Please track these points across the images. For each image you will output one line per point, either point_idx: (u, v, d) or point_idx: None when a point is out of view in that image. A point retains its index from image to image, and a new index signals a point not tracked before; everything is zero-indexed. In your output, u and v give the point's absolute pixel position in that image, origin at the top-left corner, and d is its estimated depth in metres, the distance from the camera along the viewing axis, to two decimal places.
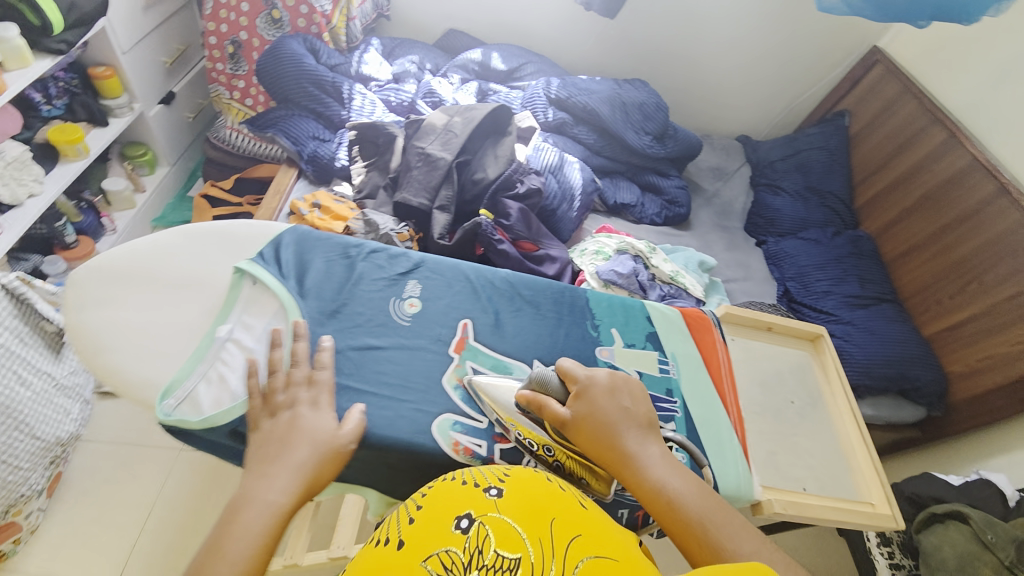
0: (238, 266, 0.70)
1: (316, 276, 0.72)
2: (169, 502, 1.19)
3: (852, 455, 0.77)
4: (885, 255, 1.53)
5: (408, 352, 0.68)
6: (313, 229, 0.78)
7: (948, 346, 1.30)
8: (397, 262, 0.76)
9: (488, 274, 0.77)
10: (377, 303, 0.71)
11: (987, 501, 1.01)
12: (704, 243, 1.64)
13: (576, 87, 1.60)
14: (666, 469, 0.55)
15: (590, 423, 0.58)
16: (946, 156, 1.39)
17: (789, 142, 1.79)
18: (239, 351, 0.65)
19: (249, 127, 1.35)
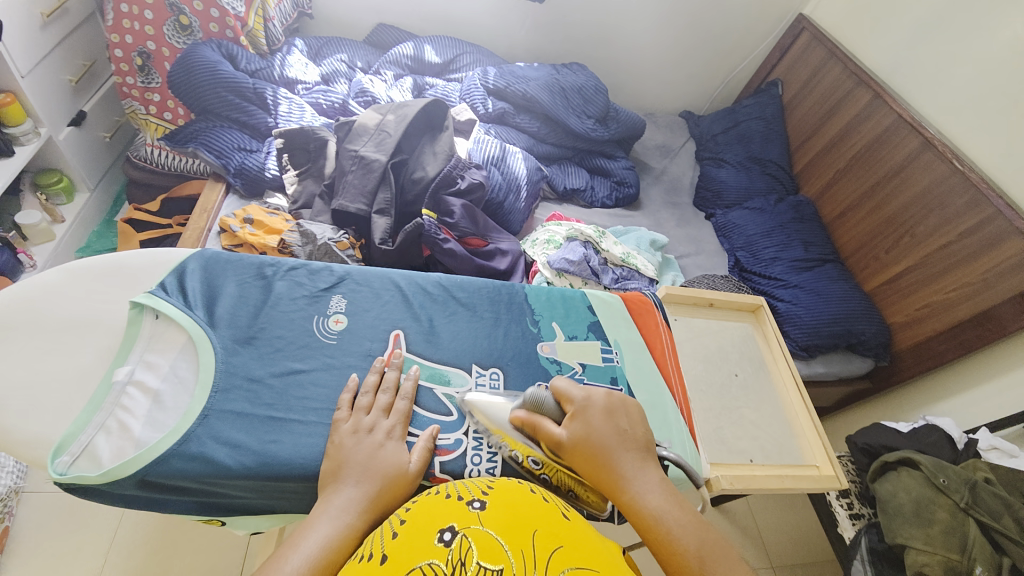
0: (134, 300, 0.63)
1: (227, 303, 0.67)
2: (127, 546, 1.12)
3: (796, 420, 0.80)
4: (825, 216, 1.58)
5: (333, 372, 0.65)
6: (222, 251, 0.73)
7: (888, 299, 1.36)
8: (319, 277, 0.73)
9: (419, 281, 0.76)
10: (299, 324, 0.68)
11: (935, 446, 1.06)
12: (656, 222, 1.65)
13: (513, 75, 1.57)
14: (662, 499, 0.54)
15: (586, 444, 0.57)
16: (871, 117, 1.45)
17: (728, 115, 1.83)
18: (143, 394, 0.59)
19: (167, 143, 1.26)
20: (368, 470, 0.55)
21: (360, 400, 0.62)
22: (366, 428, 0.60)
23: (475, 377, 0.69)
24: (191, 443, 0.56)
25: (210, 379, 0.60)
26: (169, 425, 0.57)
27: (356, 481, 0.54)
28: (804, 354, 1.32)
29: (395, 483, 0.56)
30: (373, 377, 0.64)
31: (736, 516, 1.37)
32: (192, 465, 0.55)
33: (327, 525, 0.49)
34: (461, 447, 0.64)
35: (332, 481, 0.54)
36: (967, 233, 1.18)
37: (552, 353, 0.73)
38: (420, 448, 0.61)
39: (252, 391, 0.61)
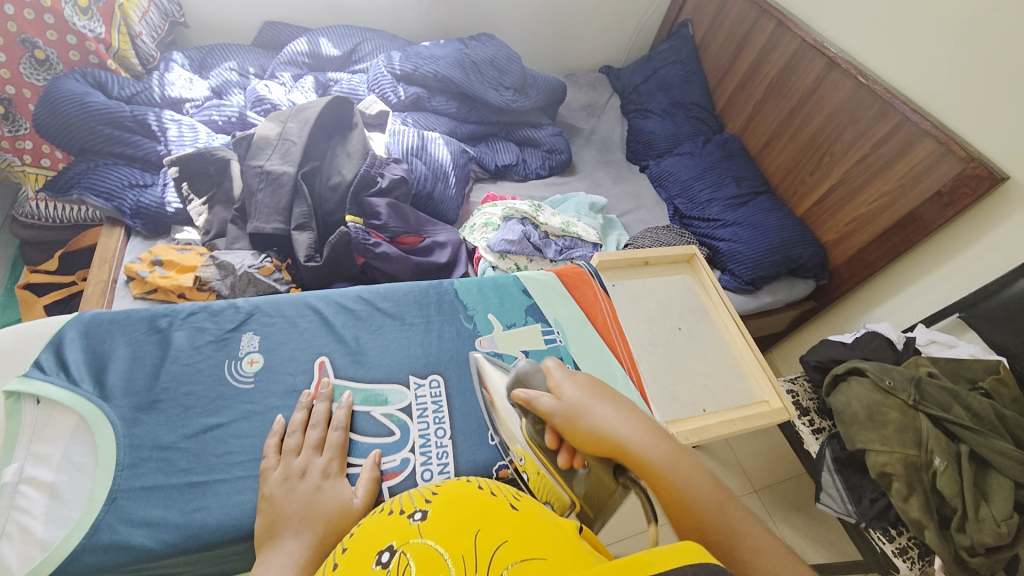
0: (7, 390, 0.57)
1: (119, 369, 0.63)
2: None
3: (740, 359, 0.82)
4: (752, 149, 1.62)
5: (258, 419, 0.62)
6: (102, 312, 0.68)
7: (820, 220, 1.40)
8: (222, 318, 0.70)
9: (339, 300, 0.74)
10: (208, 372, 0.65)
11: (877, 350, 1.12)
12: (594, 183, 1.63)
13: (420, 57, 1.48)
14: (670, 457, 0.48)
15: (576, 407, 0.55)
16: (778, 45, 1.47)
17: (646, 63, 1.83)
18: (39, 491, 0.54)
19: (47, 193, 1.11)
20: (308, 518, 0.51)
21: (289, 442, 0.59)
22: (298, 472, 0.56)
23: (414, 390, 0.68)
24: (101, 532, 0.52)
25: (112, 458, 0.56)
26: (73, 517, 0.53)
27: (295, 534, 0.50)
28: (751, 287, 1.37)
29: (340, 524, 0.52)
30: (300, 414, 0.61)
31: (714, 451, 1.44)
32: (109, 555, 0.51)
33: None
34: (409, 466, 0.62)
35: (270, 540, 0.50)
36: (879, 143, 1.22)
37: (490, 347, 0.73)
38: (365, 480, 0.58)
39: (164, 461, 0.58)
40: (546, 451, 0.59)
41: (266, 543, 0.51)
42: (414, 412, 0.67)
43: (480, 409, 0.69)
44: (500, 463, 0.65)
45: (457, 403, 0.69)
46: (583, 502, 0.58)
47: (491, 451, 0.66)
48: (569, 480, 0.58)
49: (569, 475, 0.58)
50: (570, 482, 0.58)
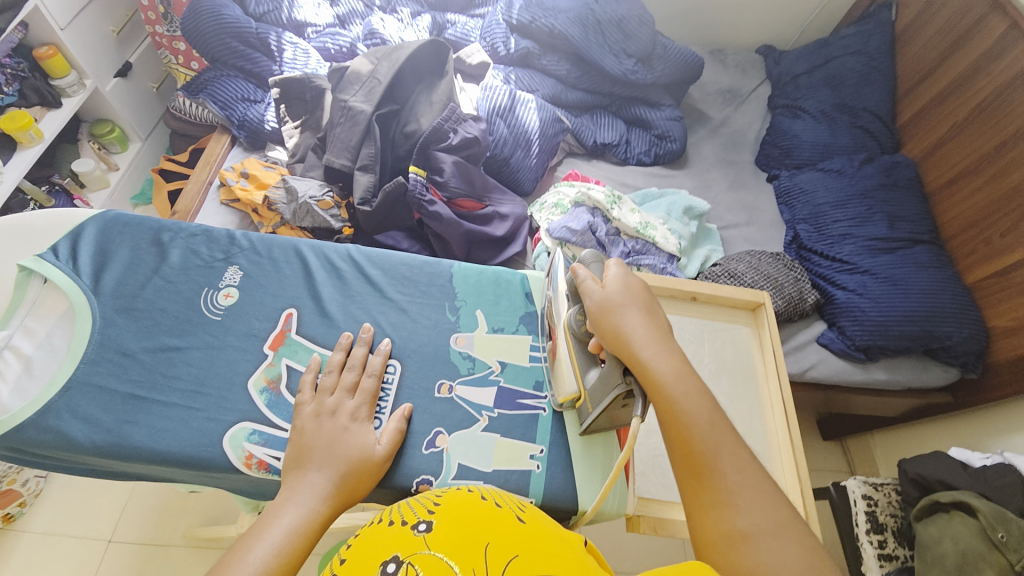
0: (20, 264, 0.57)
1: (116, 271, 0.58)
2: (138, 512, 1.17)
3: (777, 453, 0.67)
4: (928, 184, 1.25)
5: (212, 353, 0.55)
6: (125, 211, 0.64)
7: (993, 297, 1.06)
8: (217, 244, 0.62)
9: (329, 252, 0.64)
10: (185, 295, 0.58)
11: (1003, 491, 0.82)
12: (703, 183, 1.41)
13: (541, 8, 1.36)
14: (676, 368, 0.47)
15: (603, 305, 0.52)
16: (1008, 53, 1.10)
17: (817, 49, 1.49)
18: (17, 362, 0.53)
19: (184, 93, 1.27)
20: (331, 454, 0.49)
21: (324, 380, 0.54)
22: (330, 410, 0.52)
23: None
24: (48, 416, 0.50)
25: (81, 350, 0.53)
26: (34, 394, 0.52)
27: (319, 467, 0.48)
28: (861, 355, 1.10)
29: (361, 469, 0.49)
30: (338, 354, 0.56)
31: None
32: (44, 439, 0.49)
33: (292, 513, 0.44)
34: None
35: (294, 468, 0.48)
36: None
37: (466, 348, 0.61)
38: (390, 429, 0.53)
39: (120, 366, 0.53)
40: (579, 340, 0.55)
41: (290, 472, 0.48)
42: None
43: (450, 411, 0.57)
44: (423, 477, 0.53)
45: (407, 399, 0.57)
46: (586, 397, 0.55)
47: (422, 463, 0.54)
48: (585, 371, 0.54)
49: (589, 365, 0.54)
50: (585, 371, 0.54)
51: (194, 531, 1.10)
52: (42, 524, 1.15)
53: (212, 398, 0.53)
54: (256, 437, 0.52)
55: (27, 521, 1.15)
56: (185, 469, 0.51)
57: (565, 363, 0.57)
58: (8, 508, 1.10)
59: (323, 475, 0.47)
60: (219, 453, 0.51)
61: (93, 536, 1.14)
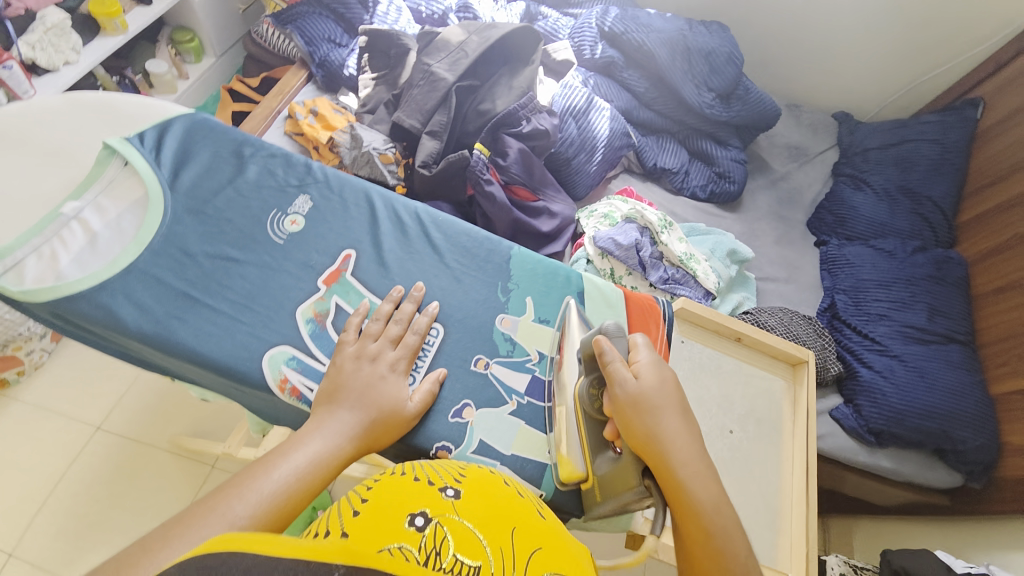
0: (107, 142, 0.58)
1: (194, 172, 0.59)
2: (130, 410, 1.18)
3: (788, 510, 0.67)
4: (974, 287, 1.22)
5: (267, 274, 0.56)
6: (213, 117, 0.65)
7: (1014, 414, 1.04)
8: (294, 171, 0.62)
9: (398, 206, 0.64)
10: (253, 212, 0.59)
11: None
12: (751, 232, 1.40)
13: (636, 22, 1.36)
14: (715, 494, 0.46)
15: (641, 398, 0.50)
16: None
17: (896, 128, 1.46)
18: (83, 233, 0.54)
19: (272, 21, 1.29)
20: (365, 398, 0.49)
21: (370, 326, 0.54)
22: (370, 356, 0.52)
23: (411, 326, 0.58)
24: (103, 293, 0.51)
25: (146, 239, 0.54)
26: (94, 268, 0.52)
27: (350, 407, 0.49)
28: (871, 439, 1.09)
29: (389, 420, 0.50)
30: (388, 305, 0.56)
31: None
32: (96, 313, 0.50)
33: (319, 443, 0.46)
34: None
35: (327, 402, 0.49)
36: None
37: (510, 330, 0.61)
38: (424, 390, 0.54)
39: (179, 263, 0.54)
40: (591, 417, 0.54)
41: (319, 405, 0.50)
42: None
43: (478, 388, 0.58)
44: (442, 444, 0.54)
45: (442, 365, 0.57)
46: (594, 483, 0.53)
47: (445, 429, 0.54)
48: (596, 455, 0.53)
49: (600, 449, 0.53)
50: (595, 456, 0.53)
51: (180, 442, 1.12)
52: (38, 397, 1.17)
53: (259, 316, 0.54)
54: (294, 363, 0.52)
55: (24, 390, 1.17)
56: (220, 378, 0.52)
57: (572, 439, 0.55)
58: (6, 374, 1.12)
59: (354, 417, 0.48)
60: (255, 370, 0.51)
61: (84, 420, 1.16)
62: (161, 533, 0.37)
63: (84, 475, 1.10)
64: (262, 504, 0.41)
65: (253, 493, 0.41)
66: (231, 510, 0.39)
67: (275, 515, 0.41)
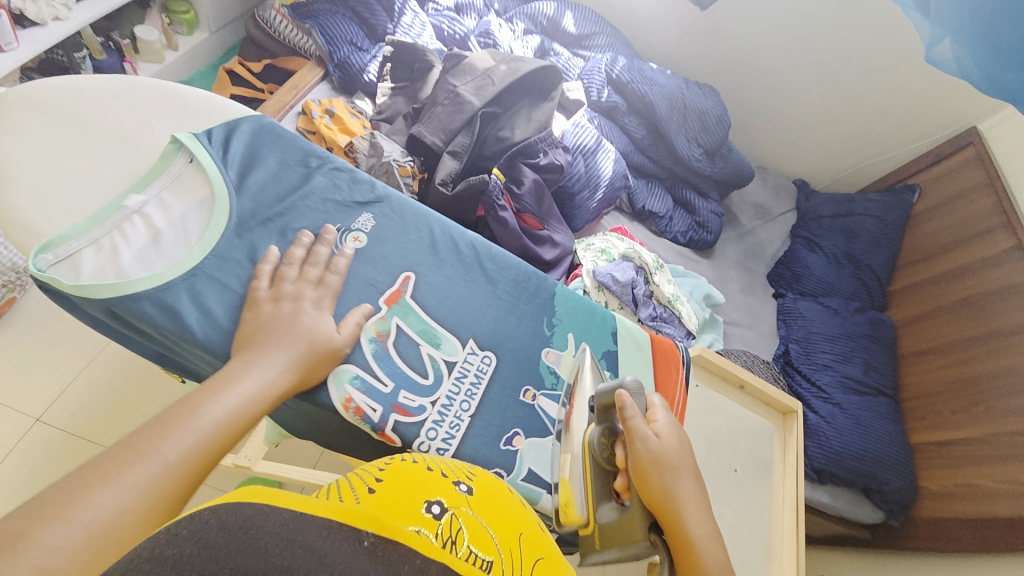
0: (176, 136, 0.60)
1: (261, 176, 0.61)
2: (76, 401, 1.08)
3: (778, 542, 0.76)
4: (902, 348, 1.41)
5: (332, 288, 0.58)
6: (278, 124, 0.67)
7: (930, 462, 1.22)
8: (358, 188, 0.65)
9: (454, 234, 0.67)
10: (319, 225, 0.61)
11: None
12: (720, 279, 1.53)
13: (641, 73, 1.47)
14: (721, 556, 0.51)
15: (662, 459, 0.53)
16: (998, 266, 1.25)
17: (844, 202, 1.63)
18: (145, 228, 0.55)
19: (290, 13, 1.29)
20: (292, 336, 0.53)
21: (285, 271, 0.56)
22: (288, 296, 0.55)
23: (466, 353, 0.61)
24: (168, 293, 0.52)
25: (211, 242, 0.56)
26: (157, 268, 0.53)
27: (277, 346, 0.52)
28: (813, 475, 1.23)
29: (320, 355, 0.54)
30: (301, 250, 0.58)
31: None
32: (162, 317, 0.51)
33: (249, 384, 0.50)
34: (422, 415, 0.57)
35: (251, 346, 0.52)
36: None
37: (554, 363, 0.65)
38: (353, 324, 0.57)
39: (247, 270, 0.56)
40: (599, 466, 0.57)
41: (242, 346, 0.52)
42: (456, 372, 0.60)
43: (512, 411, 0.61)
44: (495, 470, 0.58)
45: (489, 391, 0.61)
46: (593, 531, 0.56)
47: (496, 454, 0.59)
48: (598, 505, 0.55)
49: (603, 498, 0.56)
50: (599, 505, 0.55)
51: None
52: None
53: (326, 331, 0.57)
54: (358, 382, 0.56)
55: None
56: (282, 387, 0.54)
57: (576, 485, 0.58)
58: None
59: (280, 356, 0.52)
60: (321, 386, 0.54)
61: (27, 407, 1.06)
62: (96, 472, 0.41)
63: (19, 469, 1.00)
64: (191, 444, 0.45)
65: (184, 433, 0.45)
66: (160, 451, 0.44)
67: (204, 452, 0.46)
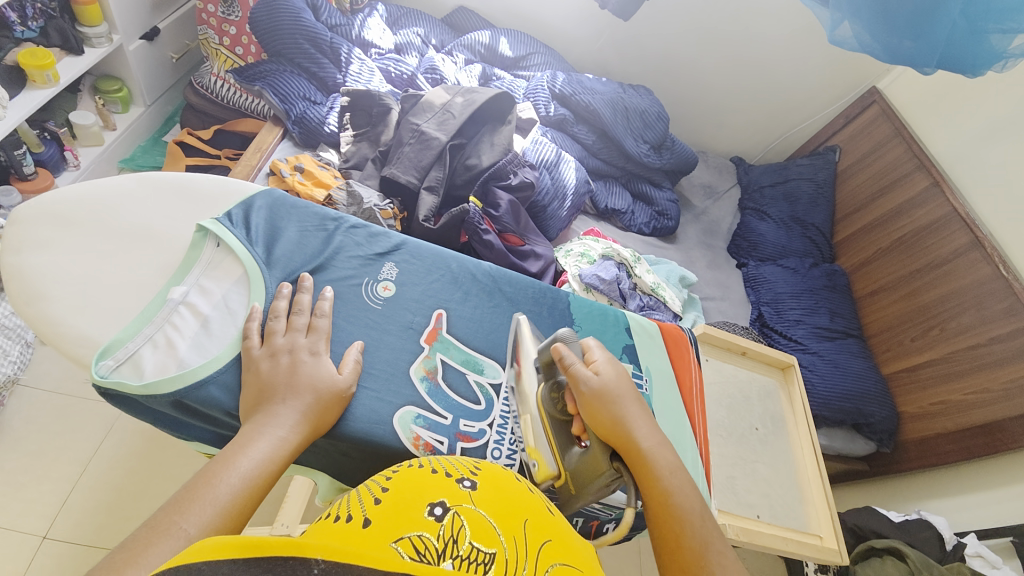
0: (201, 224, 0.62)
1: (286, 245, 0.65)
2: (80, 509, 1.03)
3: (806, 484, 0.85)
4: (856, 292, 1.57)
5: (376, 339, 0.62)
6: (289, 194, 0.70)
7: (904, 387, 1.36)
8: (376, 241, 0.70)
9: (471, 267, 0.73)
10: (349, 282, 0.65)
11: (925, 542, 1.14)
12: (688, 259, 1.64)
13: (581, 85, 1.58)
14: (672, 459, 0.55)
15: (605, 392, 0.57)
16: (924, 205, 1.42)
17: (780, 169, 1.79)
18: (193, 317, 0.58)
19: (235, 77, 1.30)
20: (296, 387, 0.52)
21: (273, 325, 0.56)
22: (282, 349, 0.55)
23: (508, 373, 0.67)
24: (229, 375, 0.54)
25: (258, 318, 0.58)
26: (213, 352, 0.56)
27: (284, 400, 0.51)
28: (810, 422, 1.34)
29: (328, 402, 0.53)
30: (283, 301, 0.58)
31: None
32: (231, 398, 0.53)
33: (264, 444, 0.48)
34: (483, 438, 0.62)
35: (260, 406, 0.51)
36: (998, 339, 1.17)
37: None
38: (351, 361, 0.58)
39: None
40: (555, 419, 0.60)
41: (253, 411, 0.51)
42: (502, 393, 0.66)
43: None
44: None
45: None
46: (566, 478, 0.57)
47: None
48: (564, 453, 0.58)
49: (567, 446, 0.58)
50: (564, 453, 0.58)
51: None
52: None
53: (380, 379, 0.60)
54: (421, 421, 0.59)
55: None
56: (350, 444, 0.56)
57: (539, 438, 0.60)
58: None
59: (291, 410, 0.51)
60: (388, 431, 0.57)
61: (30, 526, 1.01)
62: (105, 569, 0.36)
63: None
64: (211, 516, 0.41)
65: (206, 504, 0.42)
66: (184, 525, 0.40)
67: (226, 524, 0.42)
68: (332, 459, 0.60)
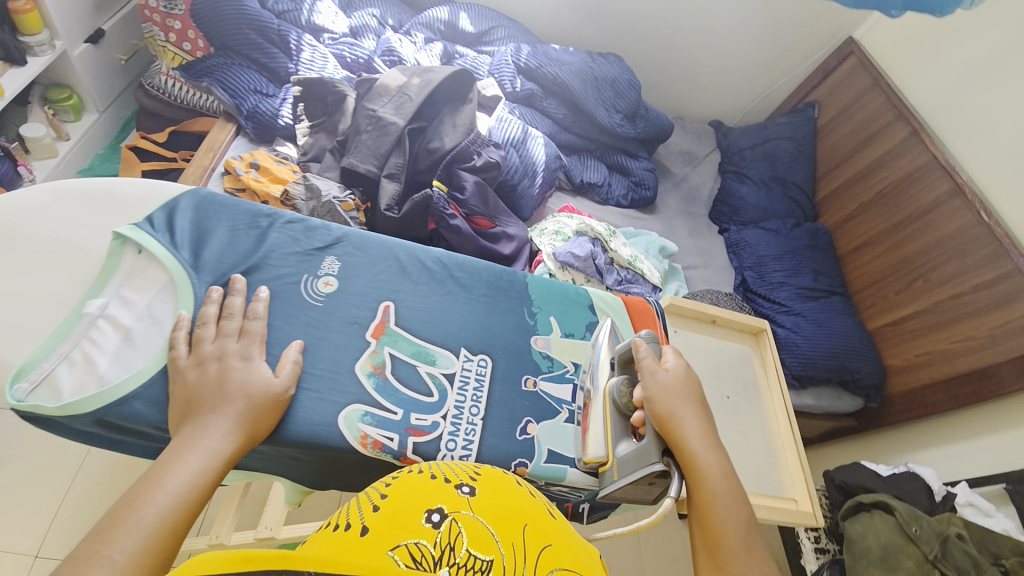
0: (118, 231, 0.59)
1: (215, 247, 0.62)
2: (67, 525, 1.04)
3: (781, 450, 0.84)
4: (840, 248, 1.55)
5: (318, 338, 0.61)
6: (218, 193, 0.68)
7: (890, 341, 1.35)
8: (315, 235, 0.67)
9: (420, 255, 0.71)
10: (288, 281, 0.63)
11: (915, 494, 1.14)
12: (669, 229, 1.61)
13: (547, 56, 1.52)
14: (718, 463, 0.57)
15: (668, 389, 0.60)
16: (905, 154, 1.39)
17: (760, 129, 1.73)
18: (113, 329, 0.56)
19: (182, 74, 1.24)
20: (226, 399, 0.51)
21: (202, 333, 0.55)
22: (211, 357, 0.53)
23: (461, 361, 0.65)
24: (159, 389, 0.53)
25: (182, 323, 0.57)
26: (136, 365, 0.54)
27: (213, 413, 0.50)
28: (796, 383, 1.34)
29: (263, 410, 0.52)
30: (212, 307, 0.57)
31: None
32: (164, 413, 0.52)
33: (196, 461, 0.47)
34: (437, 430, 0.60)
35: (189, 420, 0.50)
36: (982, 286, 1.15)
37: (545, 348, 0.70)
38: (290, 362, 0.57)
39: None
40: (618, 410, 0.62)
41: (181, 424, 0.50)
42: (457, 382, 0.64)
43: (515, 402, 0.65)
44: (520, 460, 0.62)
45: (496, 390, 0.65)
46: (613, 465, 0.61)
47: (516, 446, 0.62)
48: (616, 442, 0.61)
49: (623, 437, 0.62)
50: (616, 442, 0.61)
51: None
52: None
53: (323, 379, 0.58)
54: (369, 418, 0.58)
55: None
56: (296, 447, 0.55)
57: (598, 431, 0.63)
58: None
59: (223, 424, 0.50)
60: (334, 431, 0.56)
61: (17, 545, 1.01)
62: None
63: None
64: (139, 539, 0.40)
65: (132, 527, 0.41)
66: (108, 551, 0.39)
67: (155, 545, 0.41)
68: (284, 463, 0.59)
